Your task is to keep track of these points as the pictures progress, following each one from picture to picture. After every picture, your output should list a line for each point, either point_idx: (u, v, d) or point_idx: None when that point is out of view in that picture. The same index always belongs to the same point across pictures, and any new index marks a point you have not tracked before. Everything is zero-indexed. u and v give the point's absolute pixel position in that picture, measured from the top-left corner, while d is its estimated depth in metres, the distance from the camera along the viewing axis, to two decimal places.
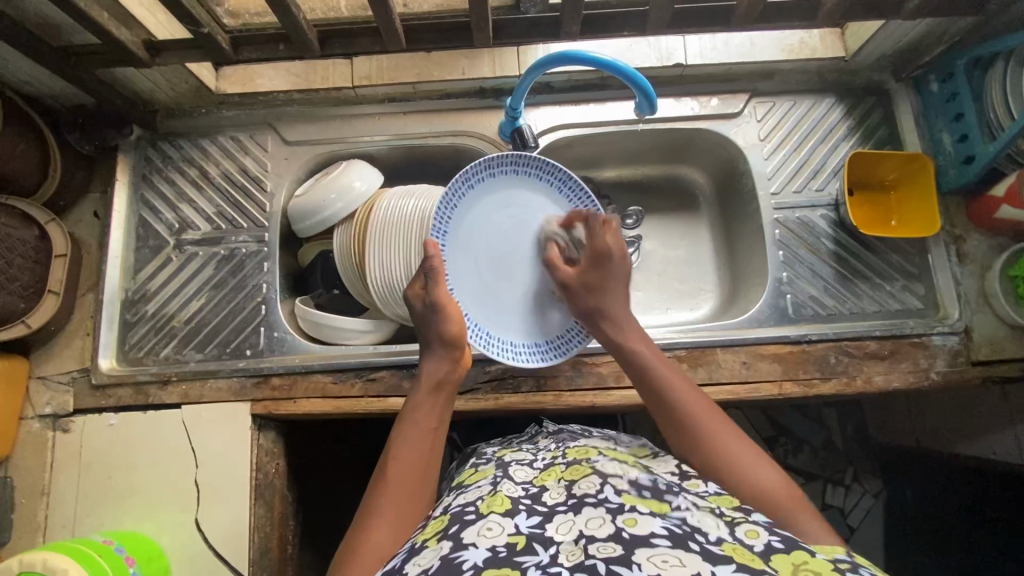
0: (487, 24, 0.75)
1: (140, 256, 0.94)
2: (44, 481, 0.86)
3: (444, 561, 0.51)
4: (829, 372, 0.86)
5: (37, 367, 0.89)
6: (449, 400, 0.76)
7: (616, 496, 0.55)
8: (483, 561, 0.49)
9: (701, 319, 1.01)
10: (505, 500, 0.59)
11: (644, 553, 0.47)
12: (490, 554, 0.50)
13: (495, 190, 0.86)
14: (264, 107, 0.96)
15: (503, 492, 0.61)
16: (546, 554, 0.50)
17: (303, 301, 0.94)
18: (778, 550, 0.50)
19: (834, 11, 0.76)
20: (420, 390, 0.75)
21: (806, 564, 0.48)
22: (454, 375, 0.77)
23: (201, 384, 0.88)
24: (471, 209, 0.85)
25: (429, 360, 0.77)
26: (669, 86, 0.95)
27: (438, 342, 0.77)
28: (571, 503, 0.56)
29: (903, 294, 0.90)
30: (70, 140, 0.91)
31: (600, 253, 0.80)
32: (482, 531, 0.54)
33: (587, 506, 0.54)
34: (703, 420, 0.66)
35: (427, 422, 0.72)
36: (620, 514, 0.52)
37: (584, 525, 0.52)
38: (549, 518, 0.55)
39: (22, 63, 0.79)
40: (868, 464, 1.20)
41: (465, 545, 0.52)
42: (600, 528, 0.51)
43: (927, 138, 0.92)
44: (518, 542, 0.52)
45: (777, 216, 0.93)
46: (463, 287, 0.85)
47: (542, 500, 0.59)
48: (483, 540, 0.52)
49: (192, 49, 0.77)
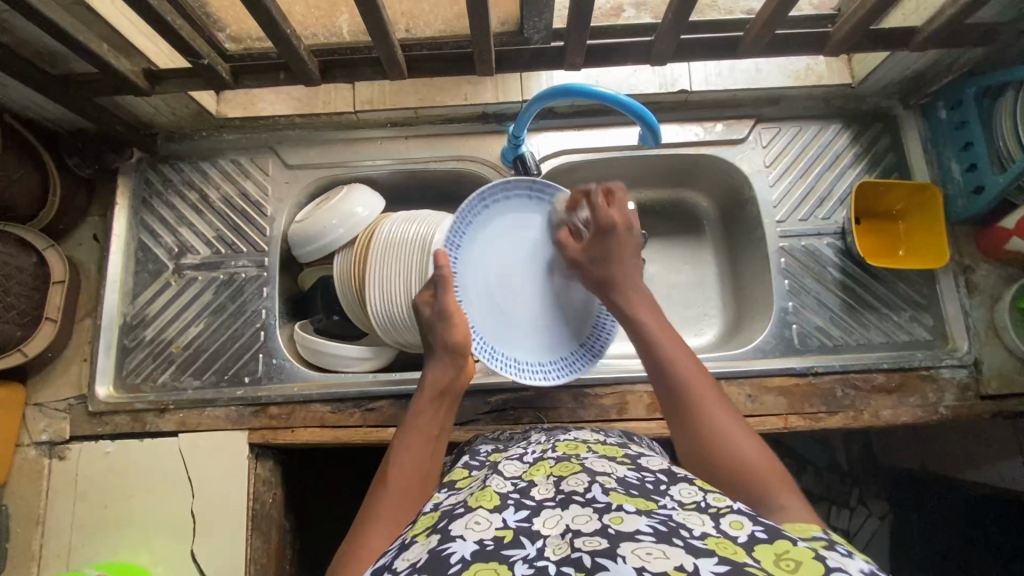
0: (490, 55, 0.75)
1: (139, 280, 0.93)
2: (39, 510, 0.85)
3: (431, 554, 0.48)
4: (836, 406, 0.84)
5: (34, 394, 0.89)
6: (453, 407, 0.74)
7: (604, 494, 0.51)
8: (471, 555, 0.46)
9: (704, 345, 0.99)
10: (494, 495, 0.55)
11: (630, 546, 0.43)
12: (478, 546, 0.47)
13: (513, 213, 0.85)
14: (265, 130, 0.96)
15: (492, 488, 0.57)
16: (533, 547, 0.47)
17: (303, 326, 0.93)
18: (762, 541, 0.45)
19: (841, 43, 0.75)
20: (423, 396, 0.73)
21: (788, 553, 0.44)
22: (459, 382, 0.74)
23: (199, 413, 0.87)
24: (493, 231, 0.84)
25: (433, 366, 0.74)
26: (674, 112, 0.94)
27: (442, 350, 0.74)
28: (560, 498, 0.52)
29: (910, 325, 0.89)
30: (70, 165, 0.90)
31: (604, 227, 0.77)
32: (469, 525, 0.50)
33: (574, 503, 0.51)
34: (684, 374, 0.65)
35: (429, 428, 0.70)
36: (606, 511, 0.49)
37: (570, 520, 0.49)
38: (537, 513, 0.52)
39: (22, 90, 0.78)
40: (874, 486, 1.16)
41: (452, 537, 0.49)
42: (586, 523, 0.48)
43: (936, 166, 0.91)
44: (506, 535, 0.49)
45: (782, 245, 0.91)
46: (472, 299, 0.83)
47: (531, 494, 0.55)
48: (471, 533, 0.49)
49: (191, 78, 0.77)
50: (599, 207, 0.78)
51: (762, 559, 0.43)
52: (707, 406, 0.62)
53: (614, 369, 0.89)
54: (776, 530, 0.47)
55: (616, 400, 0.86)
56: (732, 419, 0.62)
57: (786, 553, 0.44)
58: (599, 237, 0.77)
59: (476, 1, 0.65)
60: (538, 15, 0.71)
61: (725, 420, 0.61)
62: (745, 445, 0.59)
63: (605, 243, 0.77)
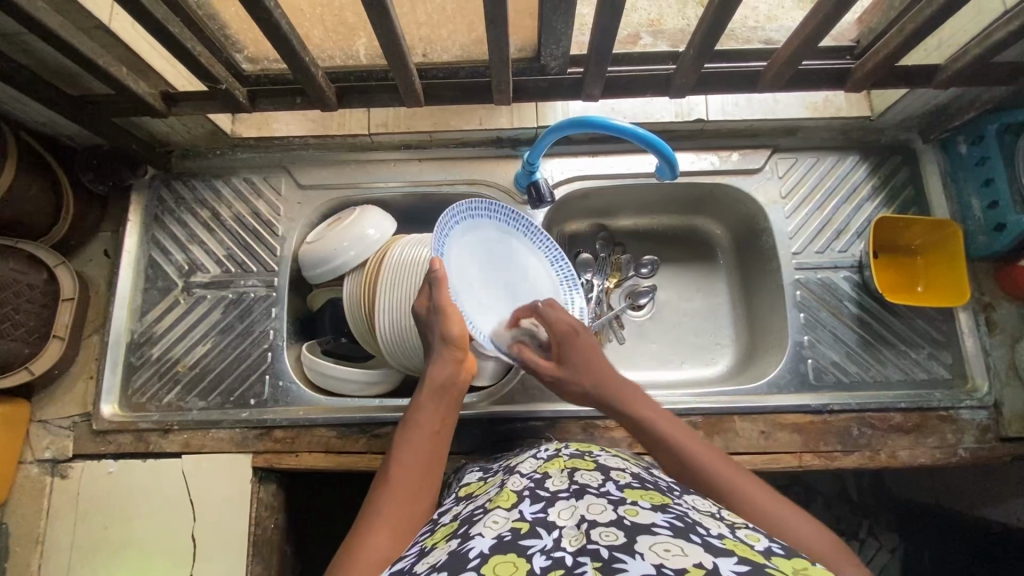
0: (507, 86, 0.76)
1: (148, 297, 0.92)
2: (39, 529, 0.84)
3: (451, 555, 0.45)
4: (852, 445, 0.83)
5: (38, 410, 0.88)
6: (457, 401, 0.69)
7: (618, 490, 0.50)
8: (489, 549, 0.44)
9: (716, 375, 0.98)
10: (512, 493, 0.52)
11: (647, 541, 0.42)
12: (495, 541, 0.45)
13: (474, 230, 0.79)
14: (279, 150, 0.95)
15: (510, 488, 0.54)
16: (550, 538, 0.44)
17: (310, 346, 0.92)
18: (779, 555, 0.43)
19: (862, 80, 0.75)
20: (422, 392, 0.68)
21: (808, 570, 0.41)
22: (460, 376, 0.70)
23: (203, 434, 0.86)
24: (462, 246, 0.77)
25: (434, 363, 0.69)
26: (690, 140, 0.93)
27: (441, 344, 0.69)
28: (574, 489, 0.50)
29: (929, 363, 0.87)
30: (84, 182, 0.90)
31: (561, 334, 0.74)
32: (486, 524, 0.48)
33: (588, 494, 0.49)
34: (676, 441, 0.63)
35: (429, 426, 0.65)
36: (621, 504, 0.47)
37: (585, 510, 0.47)
38: (552, 503, 0.49)
39: (39, 109, 0.79)
40: (885, 517, 1.08)
41: (471, 536, 0.47)
42: (601, 514, 0.46)
43: (956, 202, 0.89)
44: (523, 526, 0.46)
45: (798, 277, 0.90)
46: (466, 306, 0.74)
47: (545, 486, 0.52)
48: (488, 530, 0.47)
49: (208, 100, 0.77)
50: (552, 317, 0.75)
51: (780, 567, 0.41)
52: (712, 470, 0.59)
53: None
54: (792, 549, 0.46)
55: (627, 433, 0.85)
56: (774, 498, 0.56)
57: (805, 570, 0.41)
58: (561, 350, 0.74)
59: (497, 34, 0.64)
60: (556, 44, 0.70)
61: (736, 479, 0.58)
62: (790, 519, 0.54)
63: (571, 349, 0.73)
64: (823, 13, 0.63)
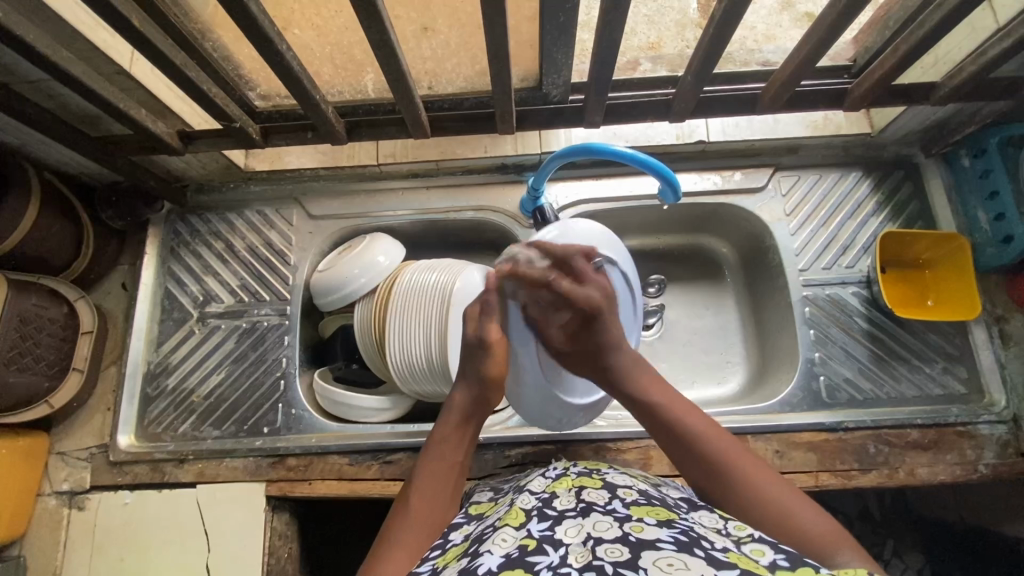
0: (511, 117, 0.78)
1: (163, 329, 0.94)
2: (56, 562, 0.84)
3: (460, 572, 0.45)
4: (869, 464, 0.82)
5: (57, 442, 0.90)
6: (477, 434, 0.69)
7: (624, 507, 0.50)
8: (497, 566, 0.44)
9: (729, 394, 0.97)
10: (520, 512, 0.52)
11: (651, 556, 0.42)
12: (503, 558, 0.45)
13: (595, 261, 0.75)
14: (291, 182, 0.98)
15: (519, 505, 0.54)
16: (557, 555, 0.45)
17: (322, 374, 0.93)
18: (784, 567, 0.42)
19: (860, 98, 0.76)
20: (445, 420, 0.67)
21: None
22: (483, 408, 0.69)
23: (218, 464, 0.87)
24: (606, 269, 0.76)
25: (458, 387, 0.69)
26: (692, 161, 0.94)
27: (479, 380, 0.68)
28: (581, 507, 0.50)
29: (944, 377, 0.86)
30: (103, 218, 0.94)
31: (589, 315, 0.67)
32: (495, 541, 0.48)
33: (594, 512, 0.49)
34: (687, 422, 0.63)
35: (448, 458, 0.65)
36: (626, 521, 0.47)
37: (591, 527, 0.47)
38: (559, 522, 0.49)
39: (63, 150, 0.82)
40: (909, 537, 1.06)
41: (480, 553, 0.46)
42: (606, 531, 0.46)
43: (961, 214, 0.90)
44: (530, 543, 0.46)
45: (806, 294, 0.90)
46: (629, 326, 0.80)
47: (553, 505, 0.52)
48: (497, 547, 0.47)
49: (223, 138, 0.80)
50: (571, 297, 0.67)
51: None
52: (726, 450, 0.60)
53: (636, 423, 0.87)
54: (801, 557, 0.44)
55: (640, 455, 0.84)
56: (783, 495, 0.55)
57: None
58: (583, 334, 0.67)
59: (500, 67, 0.67)
60: (557, 73, 0.72)
61: (745, 463, 0.58)
62: (796, 507, 0.54)
63: (594, 334, 0.67)
64: (820, 38, 0.64)
